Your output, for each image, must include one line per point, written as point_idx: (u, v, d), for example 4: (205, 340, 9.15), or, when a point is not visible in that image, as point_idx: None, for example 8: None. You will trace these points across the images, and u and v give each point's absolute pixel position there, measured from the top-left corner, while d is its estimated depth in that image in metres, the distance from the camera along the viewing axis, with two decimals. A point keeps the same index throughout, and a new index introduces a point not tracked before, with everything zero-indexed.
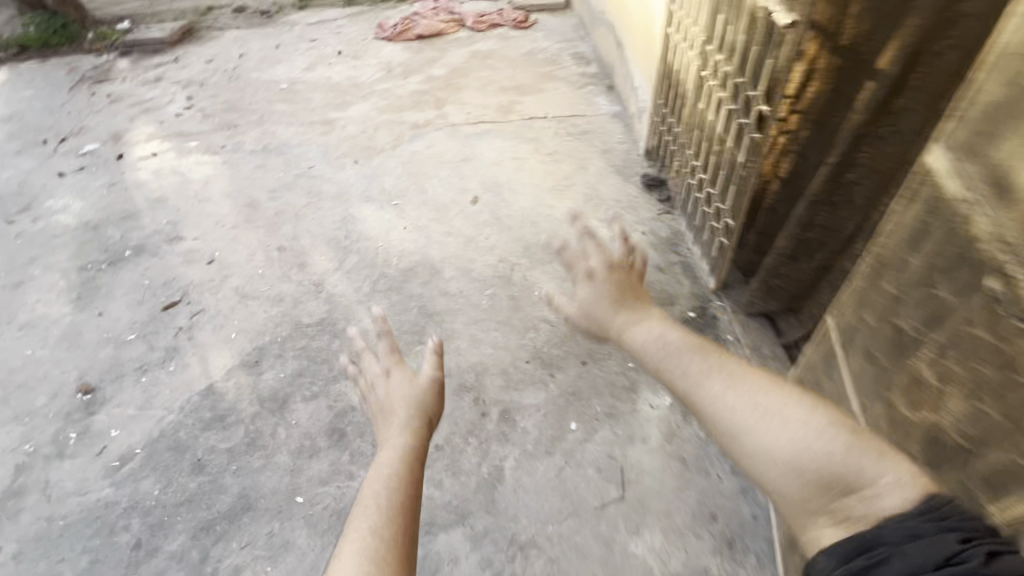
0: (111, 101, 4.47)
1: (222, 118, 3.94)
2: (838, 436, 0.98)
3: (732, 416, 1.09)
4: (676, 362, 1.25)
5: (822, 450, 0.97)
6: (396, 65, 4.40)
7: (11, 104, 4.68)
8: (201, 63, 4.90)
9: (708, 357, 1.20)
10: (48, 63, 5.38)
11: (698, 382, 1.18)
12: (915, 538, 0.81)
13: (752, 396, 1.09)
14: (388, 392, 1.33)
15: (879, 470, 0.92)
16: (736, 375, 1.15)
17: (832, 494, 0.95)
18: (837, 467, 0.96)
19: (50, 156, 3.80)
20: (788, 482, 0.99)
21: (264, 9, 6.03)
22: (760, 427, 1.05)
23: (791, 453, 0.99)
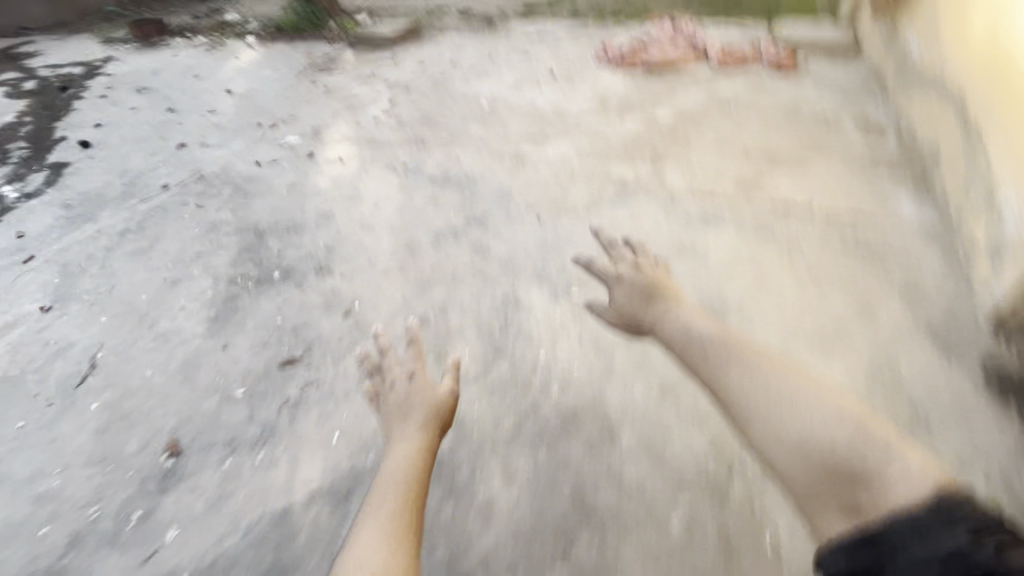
0: (326, 93, 4.54)
1: (414, 131, 3.65)
2: (845, 427, 1.22)
3: (759, 410, 1.31)
4: (715, 363, 1.47)
5: (834, 440, 1.20)
6: (612, 97, 3.70)
7: (251, 81, 5.05)
8: (413, 65, 4.77)
9: (744, 357, 1.43)
10: (292, 46, 5.80)
11: (732, 376, 1.41)
12: (922, 530, 0.98)
13: (777, 394, 1.31)
14: (409, 399, 1.61)
15: (882, 457, 1.15)
16: (767, 380, 1.36)
17: (841, 481, 1.16)
18: (845, 450, 1.18)
19: (259, 141, 3.89)
20: (801, 464, 1.21)
21: (488, 16, 5.82)
22: (785, 414, 1.27)
23: (806, 439, 1.22)
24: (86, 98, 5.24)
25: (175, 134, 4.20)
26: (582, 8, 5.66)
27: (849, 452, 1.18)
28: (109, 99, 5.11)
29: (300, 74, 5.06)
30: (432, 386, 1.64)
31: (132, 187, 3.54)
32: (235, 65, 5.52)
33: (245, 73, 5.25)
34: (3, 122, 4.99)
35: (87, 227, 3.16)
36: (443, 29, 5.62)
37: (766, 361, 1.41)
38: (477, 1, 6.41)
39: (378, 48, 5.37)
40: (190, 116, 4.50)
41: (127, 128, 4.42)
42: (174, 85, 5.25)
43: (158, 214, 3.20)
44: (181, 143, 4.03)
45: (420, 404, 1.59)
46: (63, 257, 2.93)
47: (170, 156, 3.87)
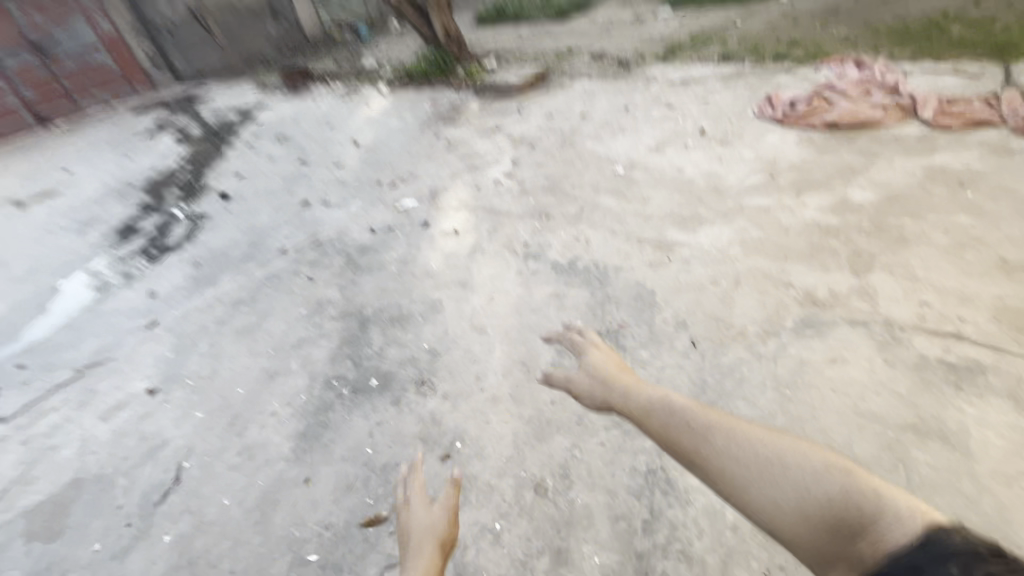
0: (448, 148, 4.35)
1: (537, 201, 3.25)
2: (835, 479, 1.04)
3: (734, 477, 1.16)
4: (686, 426, 1.34)
5: (828, 493, 1.02)
6: (783, 168, 3.00)
7: (378, 132, 5.07)
8: (540, 119, 4.44)
9: (709, 418, 1.31)
10: (421, 93, 5.80)
11: (705, 442, 1.26)
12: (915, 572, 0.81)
13: (758, 453, 1.16)
14: (413, 522, 1.48)
15: (877, 503, 0.96)
16: (736, 438, 1.22)
17: (843, 537, 0.97)
18: (838, 503, 1.01)
19: (377, 202, 3.75)
20: (796, 525, 1.03)
21: (623, 59, 5.35)
22: (768, 478, 1.11)
23: (799, 499, 1.05)
24: (235, 146, 5.62)
25: (301, 190, 4.22)
26: (734, 50, 4.97)
27: (846, 502, 0.99)
28: (253, 148, 5.41)
29: (424, 125, 4.97)
30: (429, 503, 1.53)
31: (254, 249, 3.53)
32: (366, 114, 5.62)
33: (374, 123, 5.29)
34: (167, 169, 5.48)
35: (207, 294, 3.15)
36: (573, 76, 5.26)
37: (737, 422, 1.28)
38: (611, 44, 6.00)
39: (504, 97, 5.13)
40: (317, 170, 4.55)
41: (262, 181, 4.57)
42: (309, 135, 5.43)
43: (270, 284, 3.09)
44: (305, 200, 4.02)
45: (421, 528, 1.45)
46: (179, 328, 2.90)
47: (293, 214, 3.85)
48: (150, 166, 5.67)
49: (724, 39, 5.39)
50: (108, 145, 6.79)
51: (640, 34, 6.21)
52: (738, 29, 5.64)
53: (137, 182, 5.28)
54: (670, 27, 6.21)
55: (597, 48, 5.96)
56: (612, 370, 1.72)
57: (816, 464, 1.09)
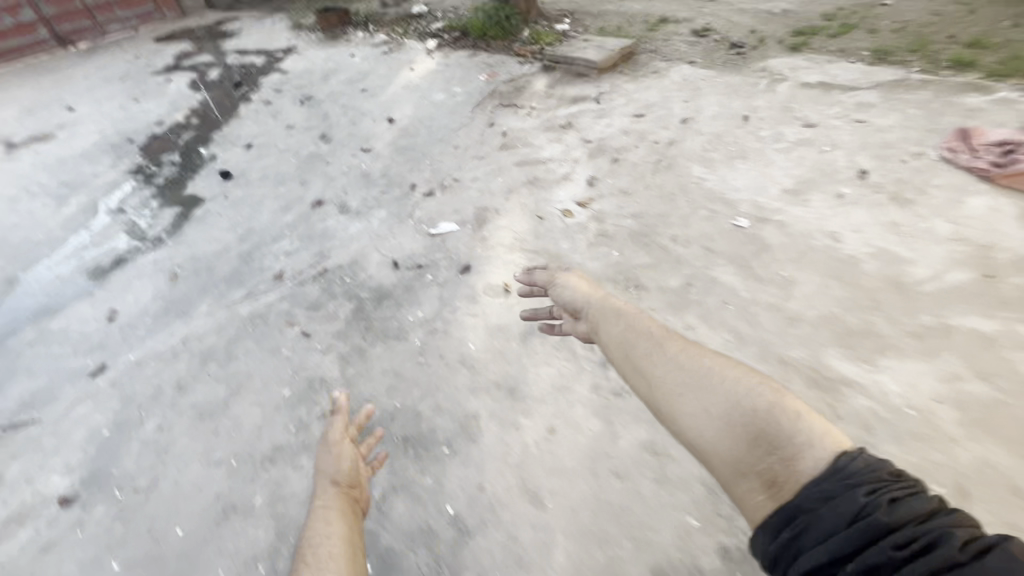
0: (504, 143, 3.41)
1: (622, 257, 2.36)
2: (763, 395, 1.08)
3: (667, 389, 1.18)
4: (631, 338, 1.33)
5: (751, 408, 1.06)
6: (1003, 263, 2.02)
7: (419, 106, 4.14)
8: (626, 117, 3.45)
9: (652, 337, 1.30)
10: (476, 59, 4.79)
11: (649, 352, 1.28)
12: (829, 503, 0.91)
13: (692, 365, 1.18)
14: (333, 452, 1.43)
15: (798, 427, 1.01)
16: (682, 356, 1.22)
17: (760, 451, 1.03)
18: (760, 415, 1.05)
19: (407, 216, 2.90)
20: (718, 435, 1.08)
21: (735, 42, 4.23)
22: (701, 389, 1.14)
23: (728, 411, 1.08)
24: (254, 102, 4.78)
25: (317, 180, 3.39)
26: (888, 46, 3.81)
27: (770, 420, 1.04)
28: (273, 109, 4.57)
29: (476, 106, 4.02)
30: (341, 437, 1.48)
31: (244, 264, 2.76)
32: (408, 79, 4.67)
33: (415, 93, 4.36)
34: (173, 123, 4.70)
35: (172, 332, 2.40)
36: (669, 59, 4.19)
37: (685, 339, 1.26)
38: (716, 17, 4.83)
39: (579, 78, 4.12)
40: (340, 153, 3.69)
41: (273, 159, 3.74)
42: (337, 99, 4.54)
43: (254, 332, 2.32)
44: (318, 198, 3.20)
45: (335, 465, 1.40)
46: (128, 386, 2.18)
47: (301, 217, 3.05)
48: (156, 117, 4.91)
49: (870, 28, 4.20)
50: (120, 82, 6.05)
51: (754, 6, 4.99)
52: (887, 14, 4.40)
53: (137, 137, 4.54)
54: (793, 2, 4.98)
55: (698, 21, 4.81)
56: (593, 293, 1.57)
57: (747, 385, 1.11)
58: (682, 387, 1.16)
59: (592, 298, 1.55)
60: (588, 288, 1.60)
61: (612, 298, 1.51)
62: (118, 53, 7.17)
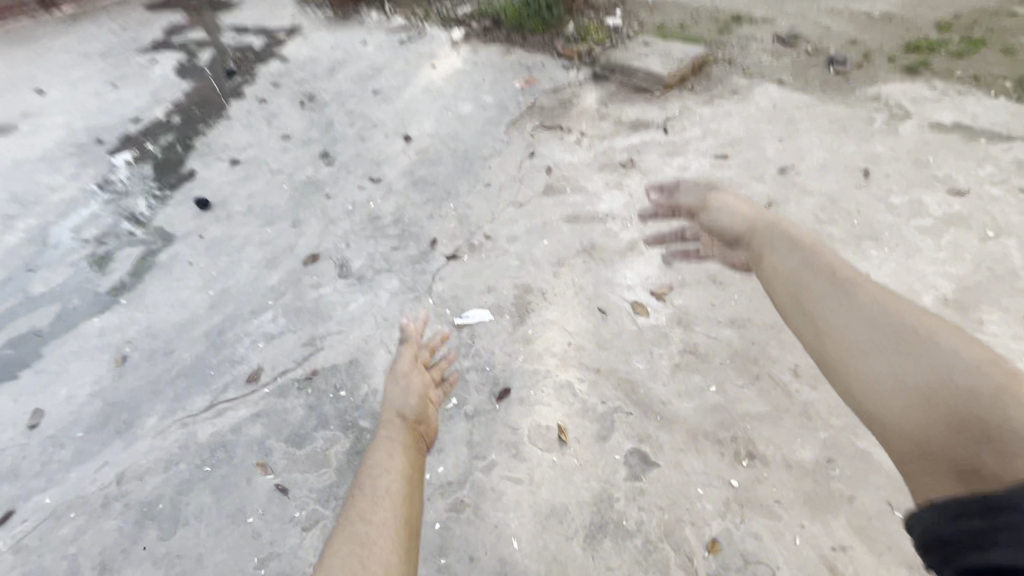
0: (549, 184, 2.71)
1: (723, 394, 1.70)
2: (986, 376, 0.99)
3: (855, 345, 1.16)
4: (827, 286, 1.30)
5: (967, 387, 0.99)
6: None
7: (443, 119, 3.42)
8: (704, 158, 2.73)
9: (848, 287, 1.26)
10: (511, 59, 4.04)
11: (841, 294, 1.26)
12: None
13: (899, 325, 1.14)
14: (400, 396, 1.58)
15: (1021, 419, 0.91)
16: (880, 311, 1.18)
17: (961, 432, 0.96)
18: (975, 396, 0.97)
19: (425, 290, 2.24)
20: (912, 404, 1.04)
21: (832, 55, 3.45)
22: (905, 351, 1.09)
23: (931, 381, 1.03)
24: (247, 100, 4.08)
25: (312, 221, 2.72)
26: None
27: (988, 405, 0.95)
28: (268, 111, 3.87)
29: (511, 123, 3.29)
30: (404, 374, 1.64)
31: (210, 350, 2.12)
32: (429, 80, 3.94)
33: (439, 101, 3.63)
34: (151, 121, 4.02)
35: (104, 462, 1.79)
36: (750, 74, 3.43)
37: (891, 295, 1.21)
38: (802, 18, 4.03)
39: (639, 93, 3.37)
40: (342, 181, 3.00)
41: (261, 185, 3.08)
42: (344, 101, 3.82)
43: (214, 475, 1.71)
44: (312, 250, 2.54)
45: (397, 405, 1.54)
46: (36, 557, 1.59)
47: (290, 279, 2.40)
48: (132, 108, 4.22)
49: (1003, 46, 3.40)
50: (100, 59, 5.34)
51: (847, 6, 4.17)
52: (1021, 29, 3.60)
53: (108, 137, 3.87)
54: (895, 3, 4.15)
55: (780, 23, 4.01)
56: (767, 223, 1.63)
57: (968, 358, 1.03)
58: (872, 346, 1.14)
59: (759, 228, 1.63)
60: (746, 212, 1.74)
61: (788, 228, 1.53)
62: (105, 20, 6.45)
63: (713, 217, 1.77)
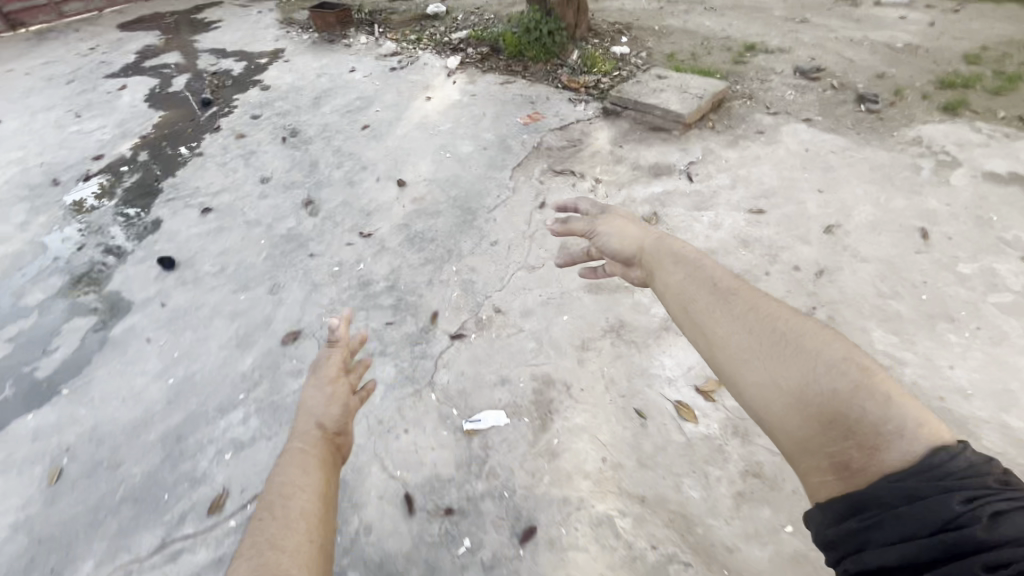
0: (564, 243, 2.40)
1: (803, 538, 1.38)
2: (848, 371, 0.88)
3: (723, 346, 1.03)
4: (706, 290, 1.14)
5: (826, 387, 0.88)
6: None
7: (440, 160, 3.10)
8: (737, 213, 2.44)
9: (716, 291, 1.11)
10: (512, 91, 3.75)
11: (714, 296, 1.11)
12: (914, 502, 0.75)
13: (767, 326, 1.00)
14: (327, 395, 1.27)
15: (883, 416, 0.83)
16: (748, 312, 1.04)
17: (832, 433, 0.85)
18: (839, 394, 0.86)
19: (427, 381, 1.90)
20: (785, 405, 0.90)
21: (860, 91, 3.21)
22: (771, 350, 0.96)
23: (798, 383, 0.90)
24: (222, 133, 3.72)
25: (293, 287, 2.37)
26: None
27: (849, 401, 0.85)
28: (245, 147, 3.52)
29: (516, 166, 2.98)
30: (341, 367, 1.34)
31: (166, 462, 1.75)
32: (423, 113, 3.62)
33: (435, 139, 3.32)
34: (115, 158, 3.64)
35: None
36: (774, 111, 3.17)
37: (762, 295, 1.09)
38: (820, 48, 3.80)
39: (655, 132, 3.09)
40: (328, 235, 2.65)
41: (235, 239, 2.72)
42: (330, 138, 3.48)
43: None
44: (292, 324, 2.18)
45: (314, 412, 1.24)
46: None
47: (266, 363, 2.04)
48: (95, 142, 3.84)
49: None
50: (65, 84, 4.95)
51: (864, 37, 3.97)
52: None
53: (65, 176, 3.48)
54: (914, 33, 3.96)
55: (797, 53, 3.78)
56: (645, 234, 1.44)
57: (832, 351, 0.91)
58: (740, 350, 0.99)
59: (645, 241, 1.40)
60: (637, 232, 1.48)
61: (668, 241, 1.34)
62: (73, 40, 6.07)
63: (603, 238, 1.52)
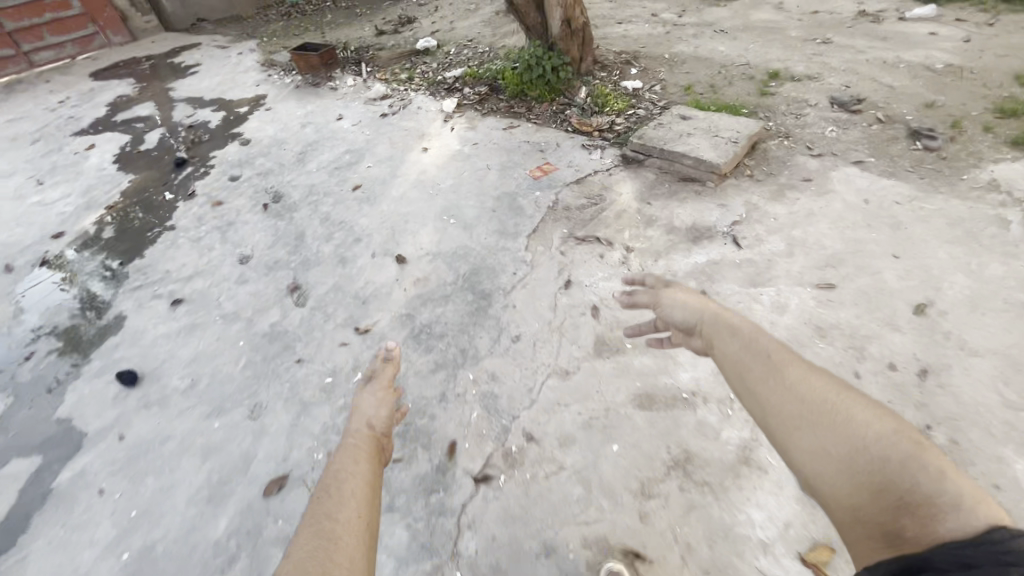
0: (600, 338, 2.01)
1: None
2: (900, 446, 0.85)
3: (775, 418, 1.00)
4: (754, 356, 1.10)
5: (880, 459, 0.86)
6: None
7: (444, 226, 2.72)
8: (802, 289, 2.06)
9: (767, 363, 1.07)
10: (518, 137, 3.38)
11: (763, 364, 1.07)
12: (970, 572, 0.68)
13: (820, 398, 0.96)
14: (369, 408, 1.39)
15: (939, 492, 0.79)
16: (800, 385, 1.01)
17: (884, 505, 0.83)
18: (893, 470, 0.84)
19: (449, 552, 1.49)
20: (835, 475, 0.89)
21: (911, 124, 2.86)
22: (821, 420, 0.94)
23: (851, 455, 0.88)
24: (197, 201, 3.33)
25: (277, 408, 1.97)
26: None
27: (901, 472, 0.83)
28: (222, 217, 3.13)
29: (532, 231, 2.60)
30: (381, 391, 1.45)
31: None
32: (421, 168, 3.25)
33: (436, 199, 2.94)
34: (77, 235, 3.25)
35: None
36: (817, 152, 2.81)
37: (816, 368, 1.03)
38: (853, 73, 3.46)
39: (686, 183, 2.72)
40: (317, 332, 2.26)
41: (209, 341, 2.32)
42: (317, 202, 3.10)
43: None
44: (277, 466, 1.78)
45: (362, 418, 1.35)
46: None
47: (246, 527, 1.64)
48: (56, 217, 3.44)
49: None
50: (29, 145, 4.58)
51: (898, 58, 3.64)
52: None
53: (20, 261, 3.08)
54: (951, 51, 3.63)
55: (828, 80, 3.44)
56: (694, 295, 1.36)
57: (884, 427, 0.89)
58: (792, 421, 0.97)
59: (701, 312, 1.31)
60: (692, 296, 1.37)
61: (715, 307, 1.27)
62: (42, 93, 5.70)
63: (661, 307, 1.40)
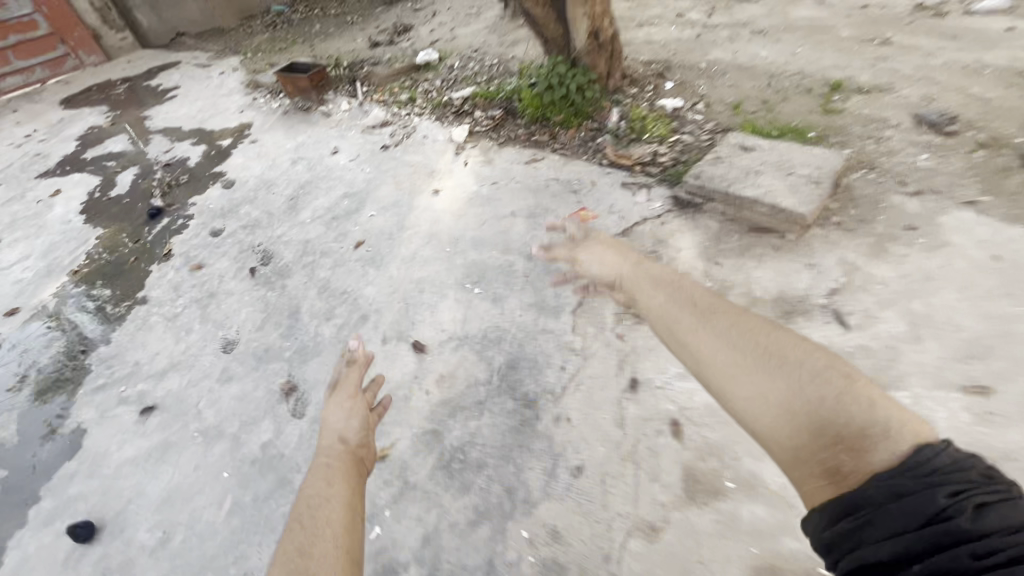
0: (689, 471, 1.54)
1: None
2: (832, 380, 0.94)
3: (714, 365, 1.07)
4: (687, 310, 1.20)
5: (811, 394, 0.93)
6: None
7: (467, 298, 2.25)
8: (948, 396, 1.60)
9: (703, 314, 1.16)
10: (544, 172, 2.90)
11: (698, 316, 1.17)
12: (901, 500, 0.78)
13: (754, 343, 1.05)
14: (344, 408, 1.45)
15: (866, 415, 0.88)
16: (734, 331, 1.09)
17: (823, 441, 0.90)
18: (829, 404, 0.91)
19: None
20: (773, 416, 0.96)
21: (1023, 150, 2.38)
22: (758, 365, 1.01)
23: (783, 396, 0.95)
24: (174, 263, 2.85)
25: None
26: None
27: (836, 407, 0.90)
28: (202, 286, 2.65)
29: (577, 304, 2.10)
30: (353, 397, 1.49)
31: None
32: (433, 215, 2.77)
33: (455, 258, 2.46)
34: (33, 310, 2.78)
35: None
36: (914, 189, 2.32)
37: (747, 313, 1.13)
38: (931, 83, 2.97)
39: (761, 235, 2.24)
40: None
41: (183, 471, 1.84)
42: (313, 264, 2.62)
43: None
44: None
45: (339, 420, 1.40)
46: None
47: None
48: (12, 287, 2.97)
49: None
50: None
51: (978, 60, 3.14)
52: None
53: None
54: None
55: (903, 92, 2.95)
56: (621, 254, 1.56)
57: (813, 360, 0.98)
58: (730, 369, 1.04)
59: (623, 269, 1.49)
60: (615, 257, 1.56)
61: (643, 267, 1.44)
62: (7, 126, 5.20)
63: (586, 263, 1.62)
